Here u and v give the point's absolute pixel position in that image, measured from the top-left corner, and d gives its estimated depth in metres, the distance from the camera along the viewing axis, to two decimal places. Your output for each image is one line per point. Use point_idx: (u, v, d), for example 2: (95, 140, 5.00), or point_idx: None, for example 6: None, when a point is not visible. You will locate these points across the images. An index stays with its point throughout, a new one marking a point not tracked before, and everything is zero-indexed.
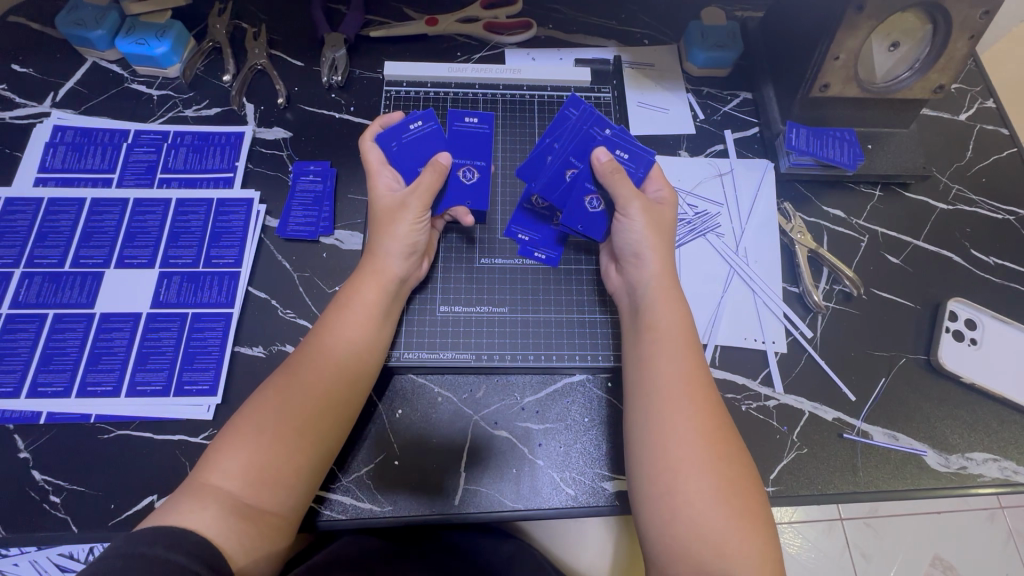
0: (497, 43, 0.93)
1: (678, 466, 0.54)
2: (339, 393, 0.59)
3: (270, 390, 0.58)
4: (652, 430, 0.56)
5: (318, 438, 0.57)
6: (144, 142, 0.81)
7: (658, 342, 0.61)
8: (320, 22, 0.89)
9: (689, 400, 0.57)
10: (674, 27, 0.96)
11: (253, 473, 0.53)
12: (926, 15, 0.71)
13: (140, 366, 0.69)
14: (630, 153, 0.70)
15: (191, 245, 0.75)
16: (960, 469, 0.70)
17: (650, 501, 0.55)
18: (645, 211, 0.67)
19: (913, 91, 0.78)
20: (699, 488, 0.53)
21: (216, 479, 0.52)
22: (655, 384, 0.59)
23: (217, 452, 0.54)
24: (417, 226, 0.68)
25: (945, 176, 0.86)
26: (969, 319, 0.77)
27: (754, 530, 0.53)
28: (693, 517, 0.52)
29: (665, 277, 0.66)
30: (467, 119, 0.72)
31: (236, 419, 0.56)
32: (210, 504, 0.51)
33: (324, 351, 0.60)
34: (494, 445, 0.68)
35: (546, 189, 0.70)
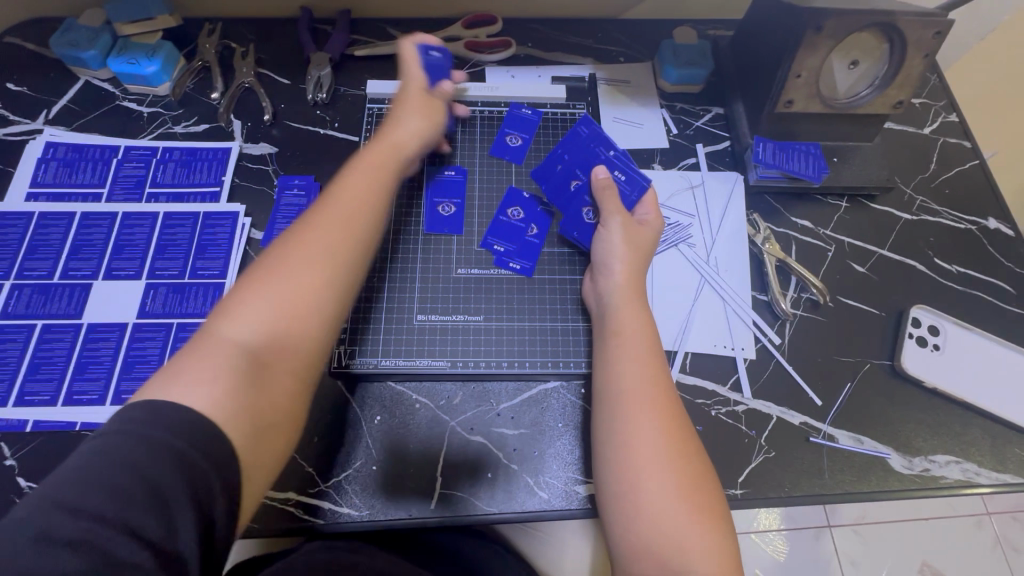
0: (478, 61, 0.96)
1: (643, 464, 0.56)
2: (349, 247, 0.59)
3: (281, 257, 0.56)
4: (618, 430, 0.58)
5: (324, 315, 0.56)
6: (133, 158, 0.84)
7: (624, 345, 0.64)
8: (306, 42, 0.93)
9: (651, 400, 0.59)
10: (648, 46, 0.99)
11: (259, 349, 0.52)
12: (881, 35, 0.75)
13: (125, 375, 0.71)
14: (626, 176, 0.78)
15: (178, 256, 0.78)
16: (923, 470, 0.72)
17: (614, 501, 0.56)
18: (625, 226, 0.73)
19: (873, 107, 0.81)
20: (660, 484, 0.55)
21: (223, 334, 0.51)
22: (620, 386, 0.61)
23: (223, 313, 0.53)
24: (434, 124, 0.75)
25: (909, 188, 0.89)
26: (931, 326, 0.79)
27: (711, 526, 0.54)
28: (652, 512, 0.54)
29: (630, 284, 0.69)
30: (432, 52, 0.77)
31: (252, 272, 0.56)
32: (219, 363, 0.49)
33: (336, 208, 0.61)
34: (469, 450, 0.70)
35: (552, 193, 0.82)
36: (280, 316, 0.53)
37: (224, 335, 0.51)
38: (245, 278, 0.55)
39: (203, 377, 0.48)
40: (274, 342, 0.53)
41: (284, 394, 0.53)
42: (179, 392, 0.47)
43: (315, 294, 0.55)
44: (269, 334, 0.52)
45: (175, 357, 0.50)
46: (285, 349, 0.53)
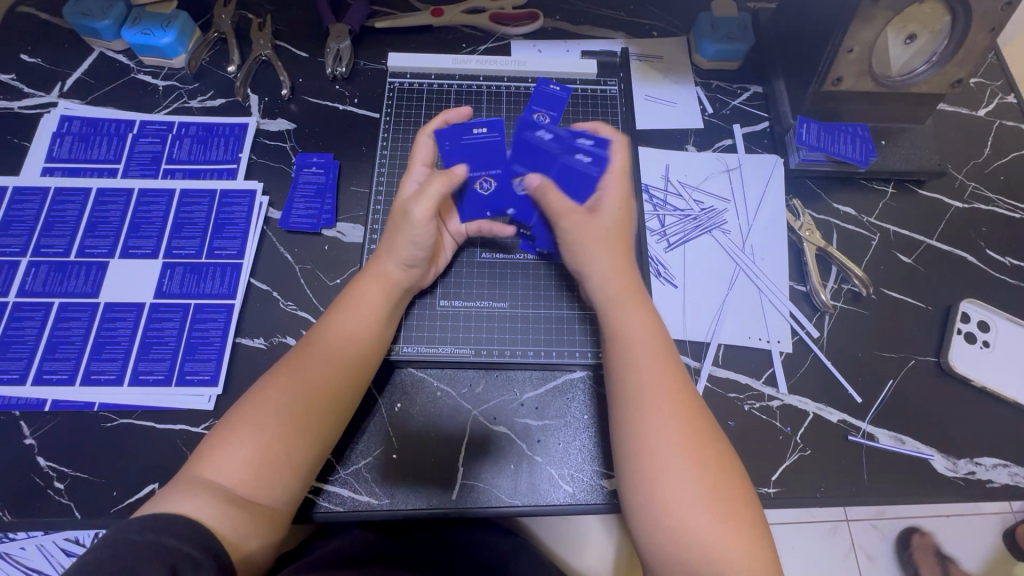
0: (503, 34, 0.92)
1: (661, 478, 0.53)
2: (341, 388, 0.60)
3: (274, 381, 0.59)
4: (629, 441, 0.56)
5: (316, 438, 0.58)
6: (149, 133, 0.82)
7: (630, 352, 0.60)
8: (325, 12, 0.88)
9: (664, 410, 0.56)
10: (684, 19, 0.94)
11: (250, 472, 0.54)
12: (944, 6, 0.69)
13: (143, 356, 0.69)
14: (591, 155, 0.64)
15: (195, 236, 0.76)
16: (968, 474, 0.68)
17: (637, 506, 0.54)
18: (578, 230, 0.65)
19: (929, 86, 0.76)
20: (682, 494, 0.52)
21: (213, 472, 0.53)
22: (626, 397, 0.58)
23: (212, 448, 0.55)
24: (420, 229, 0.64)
25: (961, 174, 0.84)
26: (982, 321, 0.75)
27: (742, 537, 0.51)
28: (677, 527, 0.52)
29: (626, 284, 0.64)
30: (477, 129, 0.66)
31: (236, 413, 0.57)
32: (206, 497, 0.51)
33: (332, 348, 0.61)
34: (491, 440, 0.68)
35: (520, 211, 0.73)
36: (268, 440, 0.55)
37: (210, 474, 0.53)
38: (241, 402, 0.58)
39: (198, 493, 0.51)
40: (265, 464, 0.54)
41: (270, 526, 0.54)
42: (188, 505, 0.50)
43: (303, 421, 0.57)
44: (258, 458, 0.54)
45: (164, 486, 0.53)
46: (277, 468, 0.55)
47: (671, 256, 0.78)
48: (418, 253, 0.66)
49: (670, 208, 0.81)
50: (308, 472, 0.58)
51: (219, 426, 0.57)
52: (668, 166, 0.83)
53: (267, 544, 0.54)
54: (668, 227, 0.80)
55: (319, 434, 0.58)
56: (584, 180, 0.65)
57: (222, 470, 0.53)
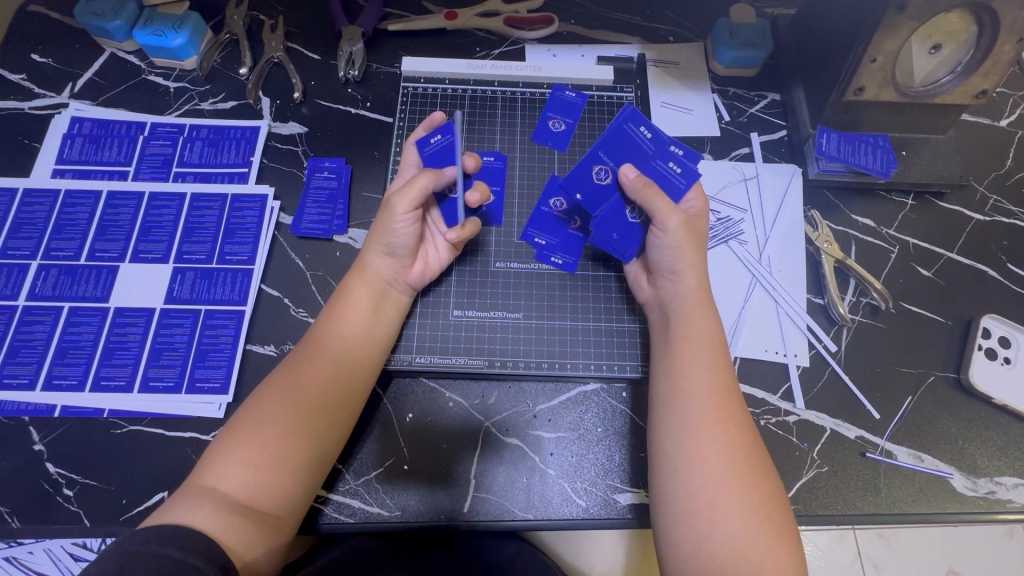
0: (518, 38, 0.91)
1: (714, 480, 0.52)
2: (336, 390, 0.60)
3: (274, 384, 0.59)
4: (684, 442, 0.55)
5: (317, 440, 0.58)
6: (160, 136, 0.81)
7: (695, 352, 0.59)
8: (337, 14, 0.88)
9: (722, 413, 0.56)
10: (701, 24, 0.92)
11: (252, 477, 0.54)
12: (971, 15, 0.67)
13: (153, 362, 0.69)
14: (682, 167, 0.65)
15: (205, 240, 0.75)
16: (988, 493, 0.67)
17: (682, 512, 0.53)
18: (684, 224, 0.62)
19: (953, 96, 0.74)
20: (732, 501, 0.52)
21: (214, 479, 0.53)
22: (689, 395, 0.57)
23: (215, 456, 0.55)
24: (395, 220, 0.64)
25: (983, 186, 0.82)
26: (1003, 337, 0.73)
27: (780, 544, 0.51)
28: (722, 530, 0.51)
29: (697, 285, 0.63)
30: (641, 129, 0.64)
31: (239, 420, 0.57)
32: (207, 505, 0.51)
33: (326, 349, 0.61)
34: (504, 452, 0.67)
35: (587, 201, 0.66)
36: (267, 441, 0.55)
37: (211, 481, 0.53)
38: (245, 404, 0.59)
39: (200, 501, 0.51)
40: (267, 470, 0.54)
41: (272, 533, 0.54)
42: (190, 513, 0.50)
43: (301, 422, 0.57)
44: (259, 461, 0.54)
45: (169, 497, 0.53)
46: (280, 468, 0.55)
47: None
48: (398, 244, 0.65)
49: None
50: (314, 471, 0.57)
51: (221, 433, 0.57)
52: None
53: (271, 551, 0.53)
54: None
55: (318, 433, 0.58)
56: (668, 185, 0.66)
57: (224, 475, 0.53)
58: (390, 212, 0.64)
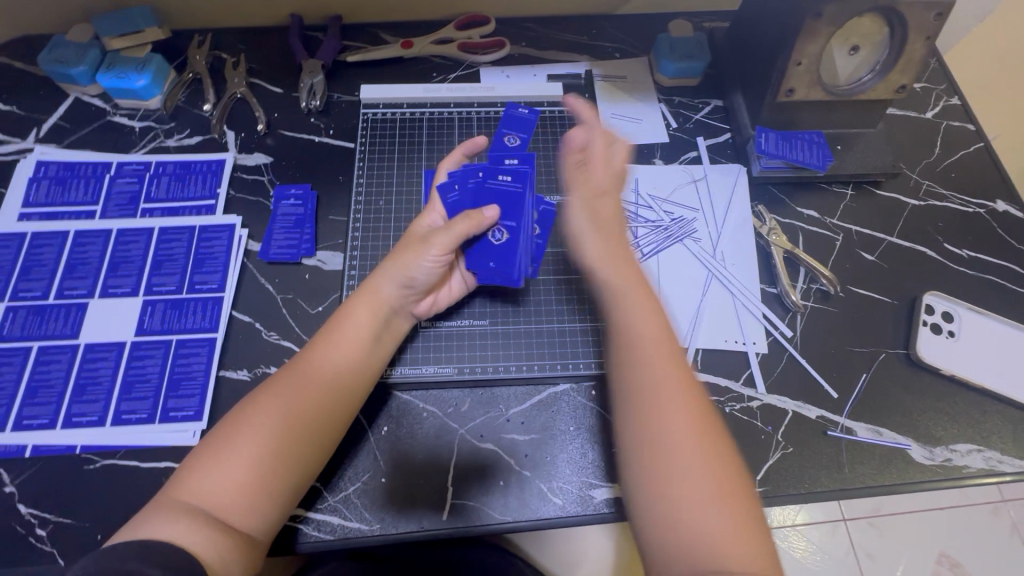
0: (472, 62, 0.95)
1: (667, 472, 0.54)
2: (322, 410, 0.60)
3: (258, 400, 0.59)
4: (640, 437, 0.56)
5: (298, 459, 0.58)
6: (126, 174, 0.82)
7: (643, 348, 0.60)
8: (298, 50, 0.92)
9: (671, 404, 0.57)
10: (644, 40, 0.98)
11: (230, 494, 0.54)
12: (881, 19, 0.74)
13: (125, 395, 0.69)
14: (519, 159, 0.66)
15: (175, 271, 0.76)
16: (945, 461, 0.70)
17: (643, 506, 0.55)
18: (589, 216, 0.68)
19: (875, 93, 0.80)
20: (691, 490, 0.53)
21: (190, 495, 0.53)
22: (637, 391, 0.58)
23: (190, 471, 0.55)
24: (423, 260, 0.65)
25: (915, 173, 0.88)
26: (946, 312, 0.78)
27: (742, 530, 0.52)
28: (686, 517, 0.52)
29: (627, 273, 0.64)
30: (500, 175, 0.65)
31: (220, 434, 0.57)
32: (183, 521, 0.52)
33: (315, 370, 0.61)
34: (480, 458, 0.69)
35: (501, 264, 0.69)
36: (245, 460, 0.55)
37: (184, 498, 0.53)
38: (228, 417, 0.59)
39: (176, 518, 0.52)
40: (243, 489, 0.55)
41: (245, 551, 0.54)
42: (163, 531, 0.51)
43: (285, 442, 0.57)
44: (235, 478, 0.54)
45: (142, 511, 0.53)
46: (259, 488, 0.55)
47: (646, 266, 0.80)
48: (418, 281, 0.66)
49: (641, 220, 0.83)
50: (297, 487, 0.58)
51: (198, 447, 0.57)
52: (637, 180, 0.86)
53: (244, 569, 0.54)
54: (640, 239, 0.82)
55: (300, 451, 0.58)
56: (512, 197, 0.65)
57: (201, 493, 0.54)
58: (425, 252, 0.65)
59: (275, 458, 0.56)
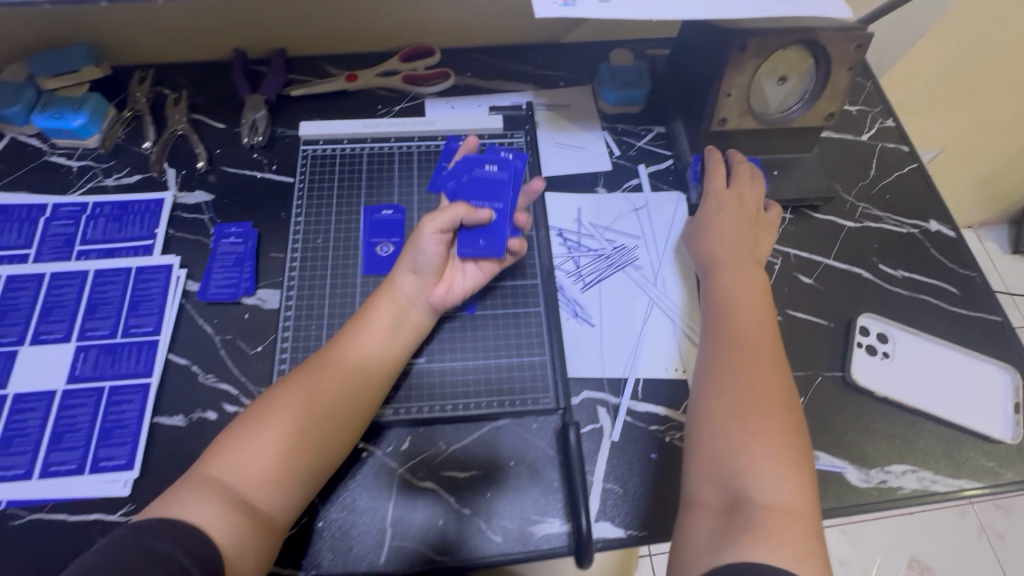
0: (417, 94, 0.96)
1: (739, 433, 0.60)
2: (347, 397, 0.64)
3: (285, 383, 0.64)
4: (741, 401, 0.62)
5: (323, 441, 0.61)
6: (62, 216, 0.81)
7: (740, 316, 0.69)
8: (241, 85, 0.92)
9: (717, 362, 0.66)
10: (588, 68, 1.00)
11: (255, 473, 0.58)
12: (805, 51, 0.75)
13: (54, 447, 0.67)
14: (498, 165, 0.76)
15: (109, 315, 0.75)
16: (880, 483, 0.71)
17: (707, 463, 0.60)
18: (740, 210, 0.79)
19: (805, 120, 0.82)
20: (765, 455, 0.58)
21: (219, 472, 0.57)
22: (736, 356, 0.66)
23: (221, 450, 0.59)
24: (427, 242, 0.71)
25: (851, 196, 0.90)
26: (880, 333, 0.79)
27: (799, 469, 0.58)
28: (735, 459, 0.59)
29: (742, 255, 0.75)
30: (488, 167, 0.76)
31: (250, 415, 0.62)
32: (208, 499, 0.55)
33: (341, 357, 0.66)
34: (418, 498, 0.67)
35: (491, 243, 0.73)
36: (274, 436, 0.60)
37: (212, 474, 0.57)
38: (261, 399, 0.63)
39: (204, 494, 0.55)
40: (270, 467, 0.58)
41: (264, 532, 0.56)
42: (189, 506, 0.54)
43: (310, 421, 0.61)
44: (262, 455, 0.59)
45: (169, 490, 0.57)
46: (281, 470, 0.59)
47: (588, 295, 0.81)
48: (423, 262, 0.71)
49: (584, 249, 0.84)
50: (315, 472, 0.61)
51: (223, 434, 0.61)
52: (580, 209, 0.87)
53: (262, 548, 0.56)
54: (582, 267, 0.83)
55: (328, 434, 0.62)
56: (499, 184, 0.75)
57: (226, 477, 0.57)
58: (423, 237, 0.71)
59: (295, 444, 0.60)
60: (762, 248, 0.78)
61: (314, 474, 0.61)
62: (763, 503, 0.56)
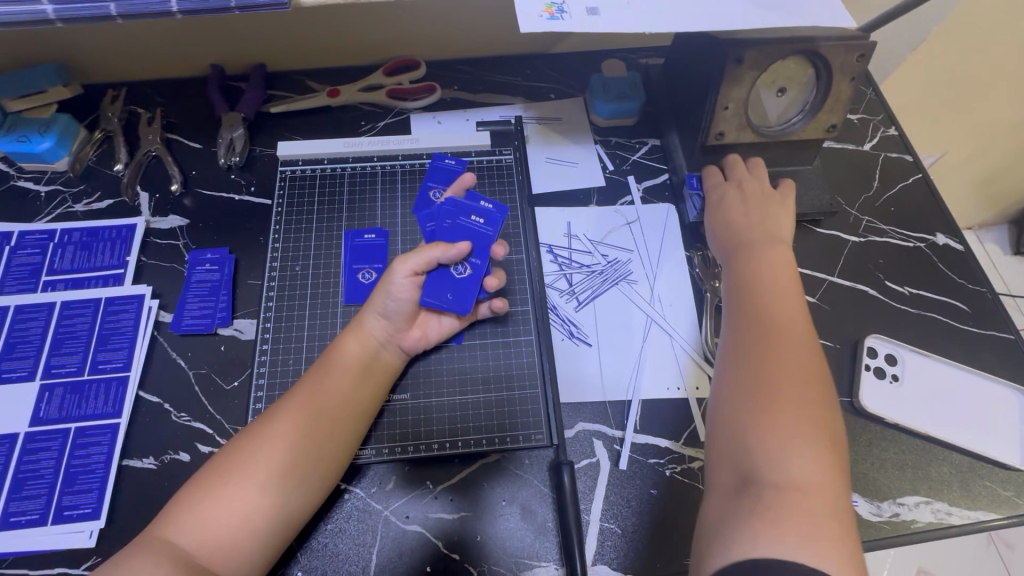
0: (402, 109, 0.92)
1: (761, 405, 0.56)
2: (316, 441, 0.60)
3: (255, 427, 0.60)
4: (763, 374, 0.58)
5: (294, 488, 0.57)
6: (28, 245, 0.77)
7: (762, 293, 0.66)
8: (217, 102, 0.88)
9: (739, 347, 0.62)
10: (579, 79, 0.96)
11: (215, 529, 0.54)
12: (805, 61, 0.72)
13: (15, 495, 0.63)
14: (484, 217, 0.71)
15: (77, 351, 0.71)
16: (893, 516, 0.67)
17: (728, 438, 0.57)
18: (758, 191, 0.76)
19: (806, 133, 0.79)
20: (788, 429, 0.54)
21: (175, 533, 0.53)
22: (766, 332, 0.62)
23: (179, 507, 0.55)
24: (395, 285, 0.67)
25: (854, 209, 0.87)
26: (889, 355, 0.76)
27: (827, 446, 0.54)
28: (754, 432, 0.55)
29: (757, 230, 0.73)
30: (474, 216, 0.70)
31: (220, 458, 0.58)
32: (159, 563, 0.51)
33: (320, 391, 0.62)
34: (404, 543, 0.63)
35: (458, 299, 0.68)
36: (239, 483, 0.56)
37: (171, 532, 0.53)
38: (226, 447, 0.59)
39: (155, 556, 0.51)
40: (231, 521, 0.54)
41: None
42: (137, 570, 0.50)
43: (280, 463, 0.57)
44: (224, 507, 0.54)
45: (121, 553, 0.52)
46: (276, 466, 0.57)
47: (582, 314, 0.77)
48: (393, 308, 0.67)
49: (576, 265, 0.81)
50: (310, 489, 0.59)
51: (189, 481, 0.57)
52: (570, 224, 0.84)
53: None
54: (575, 285, 0.79)
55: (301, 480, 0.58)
56: (480, 237, 0.70)
57: (185, 530, 0.53)
58: (393, 278, 0.67)
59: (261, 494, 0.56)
60: (782, 218, 0.75)
61: (290, 518, 0.57)
62: (775, 480, 0.52)
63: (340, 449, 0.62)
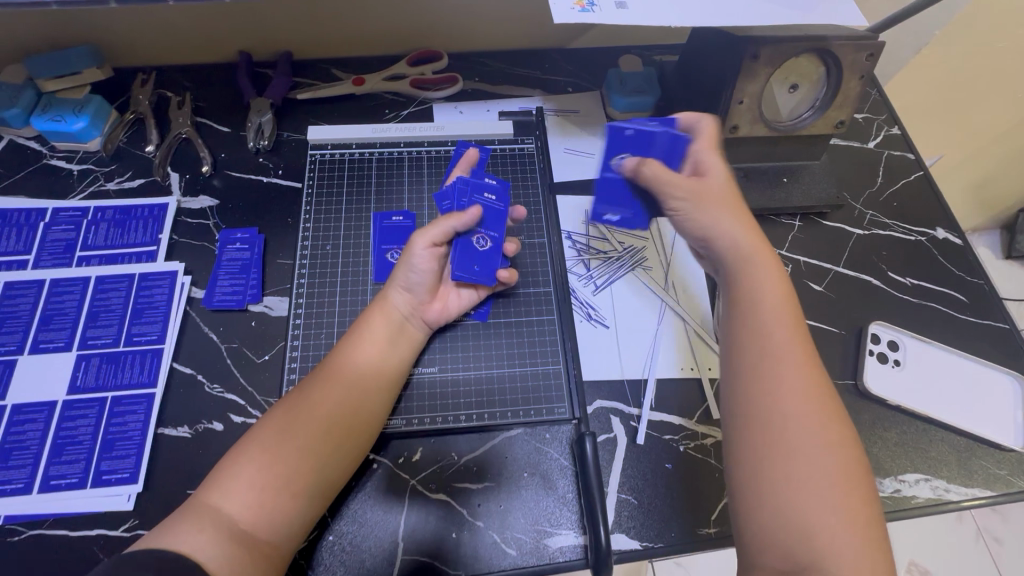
0: (425, 98, 0.95)
1: (789, 474, 0.51)
2: (347, 419, 0.62)
3: (274, 420, 0.60)
4: (784, 436, 0.53)
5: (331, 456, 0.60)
6: (62, 221, 0.79)
7: (763, 330, 0.59)
8: (246, 87, 0.90)
9: (751, 399, 0.56)
10: (596, 74, 1.00)
11: (257, 497, 0.55)
12: (817, 59, 0.75)
13: (55, 459, 0.65)
14: (495, 193, 0.75)
15: (112, 323, 0.73)
16: (894, 492, 0.71)
17: (762, 515, 0.51)
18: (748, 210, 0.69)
19: (816, 128, 0.82)
20: (822, 499, 0.50)
21: (218, 498, 0.55)
22: (778, 382, 0.55)
23: (220, 475, 0.56)
24: (418, 260, 0.70)
25: (859, 204, 0.91)
26: (891, 341, 0.80)
27: (861, 506, 0.51)
28: (791, 508, 0.50)
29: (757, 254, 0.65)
30: (488, 193, 0.75)
31: (250, 443, 0.59)
32: (206, 527, 0.52)
33: (342, 375, 0.64)
34: (430, 509, 0.66)
35: (485, 268, 0.73)
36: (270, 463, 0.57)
37: (213, 500, 0.54)
38: (244, 440, 0.59)
39: (200, 521, 0.52)
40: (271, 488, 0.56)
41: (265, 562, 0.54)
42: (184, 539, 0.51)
43: (312, 440, 0.59)
44: (263, 480, 0.56)
45: (167, 517, 0.54)
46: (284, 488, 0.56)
47: (600, 297, 0.80)
48: (417, 279, 0.70)
49: (593, 251, 0.84)
50: (341, 464, 0.61)
51: (226, 457, 0.58)
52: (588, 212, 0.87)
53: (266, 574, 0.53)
54: (593, 270, 0.83)
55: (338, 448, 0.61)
56: (494, 212, 0.75)
57: (229, 496, 0.55)
58: (415, 253, 0.70)
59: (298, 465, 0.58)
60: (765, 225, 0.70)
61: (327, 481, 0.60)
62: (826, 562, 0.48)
63: (370, 419, 0.64)
